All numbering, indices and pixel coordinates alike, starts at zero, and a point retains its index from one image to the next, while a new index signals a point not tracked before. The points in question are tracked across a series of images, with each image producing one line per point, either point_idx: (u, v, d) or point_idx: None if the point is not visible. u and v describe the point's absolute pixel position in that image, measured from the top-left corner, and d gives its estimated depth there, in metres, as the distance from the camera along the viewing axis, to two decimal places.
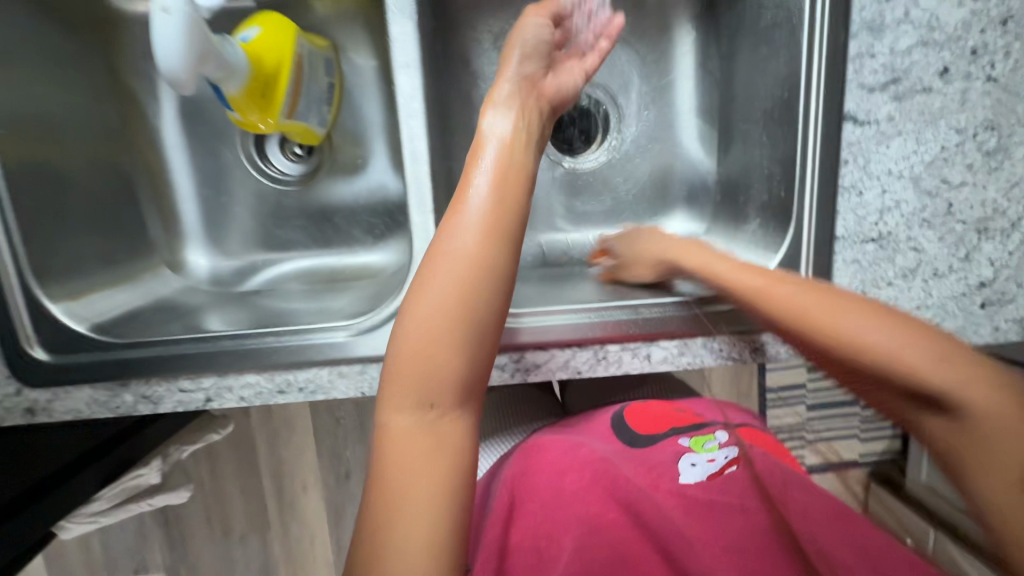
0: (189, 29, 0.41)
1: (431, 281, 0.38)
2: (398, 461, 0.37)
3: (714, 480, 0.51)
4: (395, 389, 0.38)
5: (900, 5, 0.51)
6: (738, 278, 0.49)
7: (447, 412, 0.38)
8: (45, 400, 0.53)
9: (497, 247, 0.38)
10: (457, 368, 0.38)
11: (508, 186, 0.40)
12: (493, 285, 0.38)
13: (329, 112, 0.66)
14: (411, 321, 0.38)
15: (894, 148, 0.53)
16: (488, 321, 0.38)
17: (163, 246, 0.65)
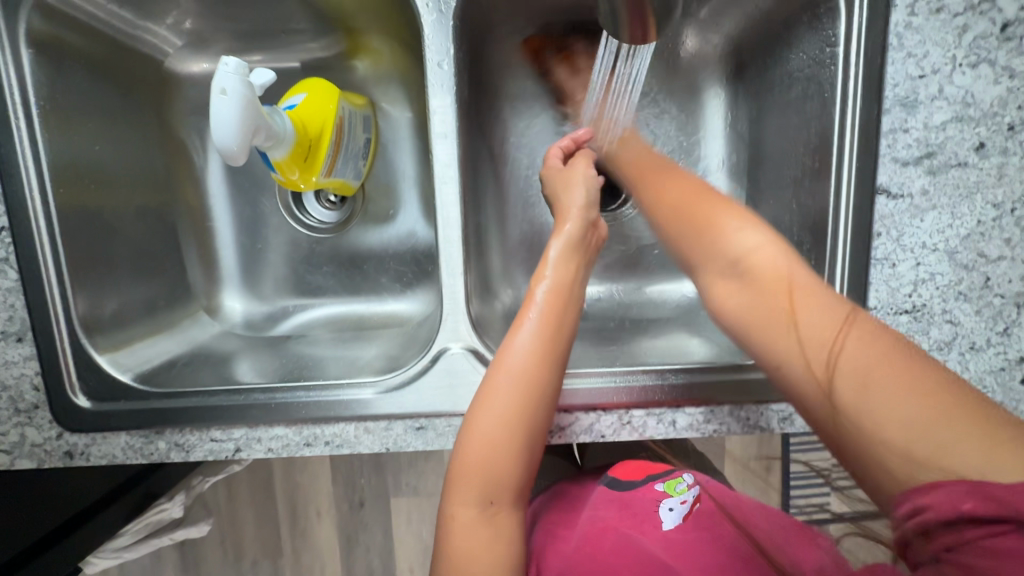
0: (244, 108, 0.44)
1: (492, 395, 0.46)
2: (461, 545, 0.44)
3: (687, 519, 0.57)
4: (460, 485, 0.45)
5: (934, 81, 0.51)
6: (705, 228, 0.48)
7: (504, 508, 0.46)
8: (83, 445, 0.55)
9: (547, 367, 0.47)
10: (513, 469, 0.46)
11: (559, 313, 0.49)
12: (544, 397, 0.47)
13: (365, 165, 0.67)
14: (474, 436, 0.46)
15: (928, 222, 0.53)
16: (539, 421, 0.47)
17: (201, 291, 0.68)
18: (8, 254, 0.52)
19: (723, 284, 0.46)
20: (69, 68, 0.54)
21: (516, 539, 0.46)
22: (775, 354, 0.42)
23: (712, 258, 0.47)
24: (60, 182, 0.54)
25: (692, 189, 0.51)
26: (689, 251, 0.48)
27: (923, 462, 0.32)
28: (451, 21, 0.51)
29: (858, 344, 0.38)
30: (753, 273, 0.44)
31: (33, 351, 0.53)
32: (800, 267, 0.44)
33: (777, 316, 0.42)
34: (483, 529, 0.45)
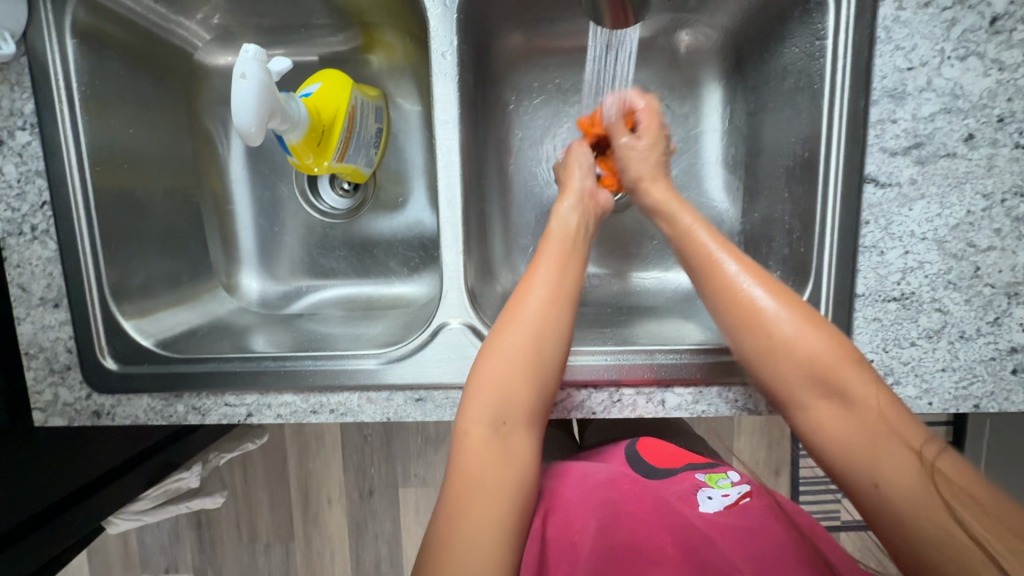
0: (262, 91, 0.48)
1: (517, 318, 0.50)
2: (472, 460, 0.46)
3: (731, 507, 0.54)
4: (478, 402, 0.48)
5: (923, 74, 0.52)
6: (767, 301, 0.49)
7: (516, 429, 0.48)
8: (110, 405, 0.60)
9: (563, 299, 0.51)
10: (532, 391, 0.49)
11: (571, 256, 0.54)
12: (563, 320, 0.51)
13: (376, 153, 0.71)
14: (489, 371, 0.49)
15: (917, 211, 0.54)
16: (550, 361, 0.50)
17: (221, 269, 0.72)
18: (49, 226, 0.57)
19: (755, 344, 0.49)
20: (108, 57, 0.59)
21: (528, 466, 0.47)
22: (837, 436, 0.45)
23: (744, 318, 0.49)
24: (97, 162, 0.58)
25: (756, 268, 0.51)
26: (727, 317, 0.51)
27: (935, 509, 0.37)
28: (456, 15, 0.54)
29: (881, 408, 0.44)
30: (790, 339, 0.48)
31: (68, 316, 0.58)
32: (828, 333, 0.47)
33: (825, 385, 0.46)
34: (494, 447, 0.46)
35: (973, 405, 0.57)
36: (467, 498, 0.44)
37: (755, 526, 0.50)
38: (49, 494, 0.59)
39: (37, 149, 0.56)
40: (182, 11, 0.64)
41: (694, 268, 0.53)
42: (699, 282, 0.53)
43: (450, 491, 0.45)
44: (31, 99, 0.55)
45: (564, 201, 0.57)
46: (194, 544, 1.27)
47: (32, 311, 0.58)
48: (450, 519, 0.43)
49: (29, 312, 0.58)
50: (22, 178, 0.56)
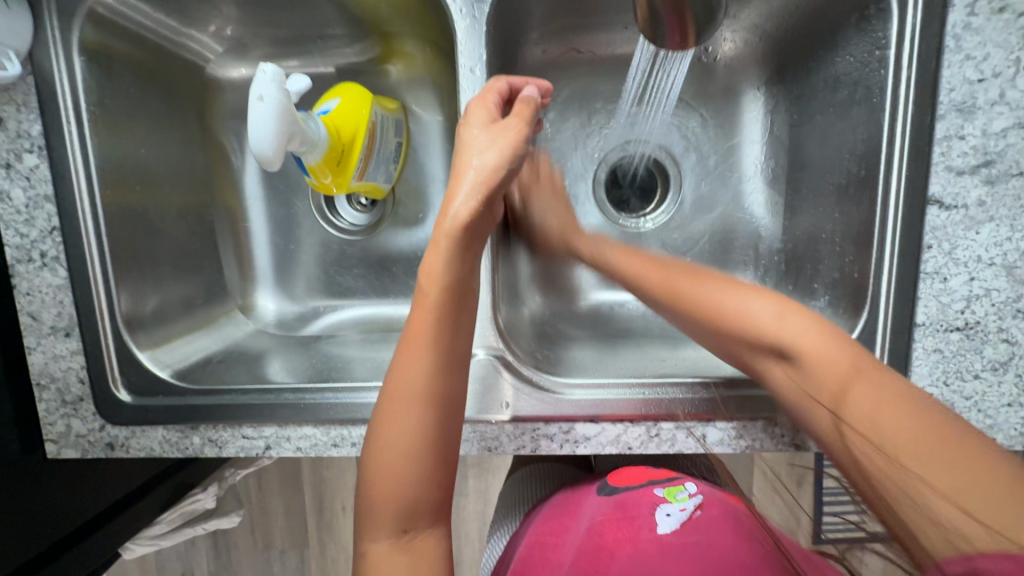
0: (280, 115, 0.44)
1: (397, 417, 0.44)
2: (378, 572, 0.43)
3: (686, 526, 0.50)
4: (378, 514, 0.44)
5: (995, 85, 0.47)
6: (766, 325, 0.48)
7: (422, 530, 0.45)
8: (124, 437, 0.57)
9: (441, 370, 0.45)
10: (429, 483, 0.44)
11: (445, 310, 0.45)
12: (432, 387, 0.44)
13: (395, 168, 0.68)
14: (381, 467, 0.44)
15: (984, 234, 0.50)
16: (432, 425, 0.44)
17: (236, 290, 0.70)
18: (58, 253, 0.54)
19: (778, 372, 0.48)
20: (117, 74, 0.56)
21: (441, 556, 0.45)
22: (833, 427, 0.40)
23: (754, 347, 0.49)
24: (107, 185, 0.55)
25: (778, 301, 0.50)
26: (714, 329, 0.51)
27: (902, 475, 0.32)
28: (485, 27, 0.50)
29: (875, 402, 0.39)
30: (802, 360, 0.45)
31: (80, 346, 0.56)
32: (824, 341, 0.45)
33: (831, 397, 0.42)
34: (397, 556, 0.43)
35: None
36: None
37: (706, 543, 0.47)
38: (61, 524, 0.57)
39: (45, 173, 0.53)
40: (194, 23, 0.61)
41: (689, 312, 0.53)
42: (680, 319, 0.54)
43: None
44: (38, 120, 0.52)
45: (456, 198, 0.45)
46: (209, 555, 1.26)
47: (43, 341, 0.56)
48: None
49: (40, 341, 0.56)
50: (30, 204, 0.53)
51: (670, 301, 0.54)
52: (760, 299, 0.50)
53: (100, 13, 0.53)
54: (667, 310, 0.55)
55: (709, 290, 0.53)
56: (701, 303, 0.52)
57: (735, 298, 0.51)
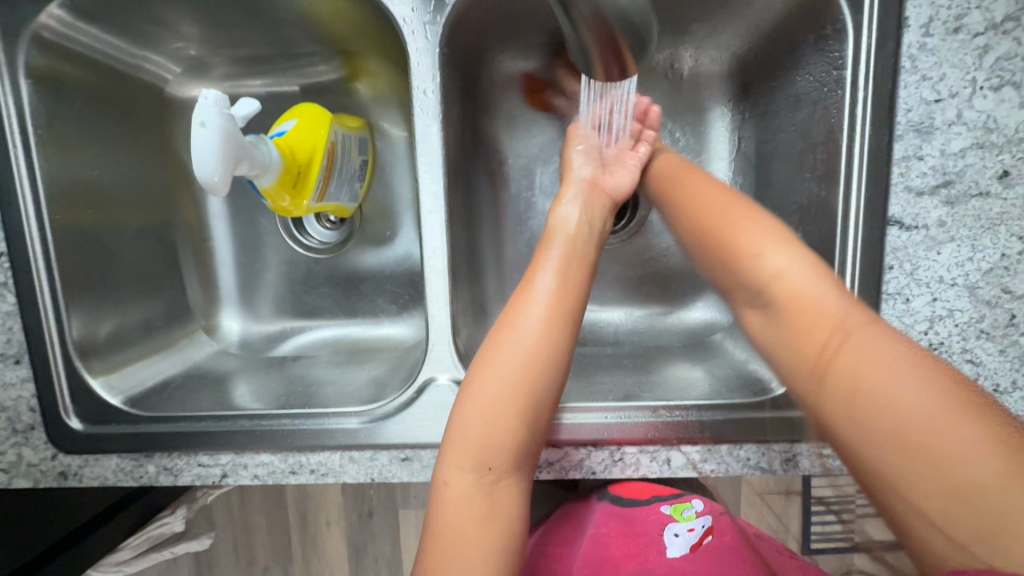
0: (225, 140, 0.43)
1: (491, 367, 0.45)
2: (453, 512, 0.44)
3: (695, 550, 0.57)
4: (457, 448, 0.45)
5: (952, 105, 0.47)
6: (759, 261, 0.42)
7: (504, 476, 0.45)
8: (76, 466, 0.56)
9: (556, 347, 0.45)
10: (514, 429, 0.44)
11: (557, 329, 0.46)
12: (552, 373, 0.45)
13: (360, 187, 0.67)
14: (462, 412, 0.45)
15: (946, 255, 0.49)
16: (545, 393, 0.45)
17: (201, 311, 0.69)
18: (7, 279, 0.53)
19: (755, 318, 0.43)
20: (69, 96, 0.55)
21: (524, 502, 0.46)
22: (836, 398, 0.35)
23: (754, 296, 0.43)
24: (58, 209, 0.54)
25: (742, 207, 0.46)
26: (709, 259, 0.46)
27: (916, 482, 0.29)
28: (439, 49, 0.50)
29: (911, 379, 0.33)
30: (785, 307, 0.40)
31: (29, 374, 0.54)
32: (839, 301, 0.39)
33: (822, 355, 0.37)
34: (480, 494, 0.44)
35: None
36: (449, 543, 0.43)
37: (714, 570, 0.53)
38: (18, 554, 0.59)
39: None
40: (150, 43, 0.60)
41: (691, 226, 0.48)
42: (679, 226, 0.50)
43: (434, 535, 0.44)
44: None
45: (567, 202, 0.52)
46: None
47: None
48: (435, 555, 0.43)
49: None
50: None
51: (718, 248, 0.45)
52: (759, 218, 0.45)
53: (48, 37, 0.52)
54: (682, 225, 0.49)
55: (692, 189, 0.50)
56: (705, 225, 0.46)
57: (695, 212, 0.48)
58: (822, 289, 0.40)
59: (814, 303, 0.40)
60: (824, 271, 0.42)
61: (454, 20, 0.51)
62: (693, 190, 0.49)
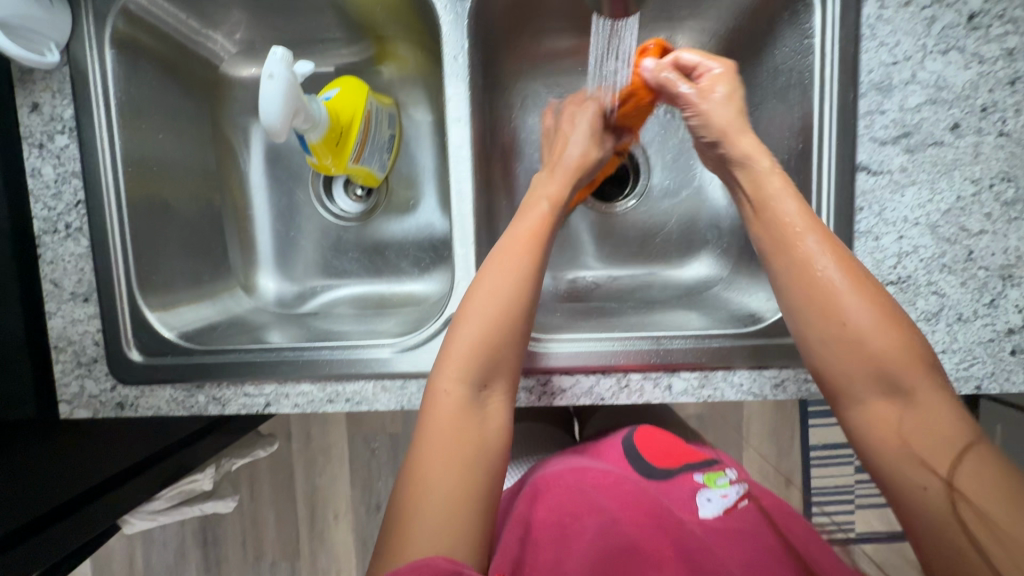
0: (288, 90, 0.51)
1: (478, 296, 0.53)
2: (444, 423, 0.49)
3: (729, 512, 0.59)
4: (451, 361, 0.51)
5: (907, 67, 0.55)
6: (903, 364, 0.44)
7: (493, 391, 0.52)
8: (133, 396, 0.62)
9: (523, 293, 0.53)
10: (510, 352, 0.52)
11: (532, 276, 0.53)
12: (525, 303, 0.53)
13: (388, 157, 0.74)
14: (461, 331, 0.52)
15: (909, 197, 0.56)
16: (519, 337, 0.52)
17: (240, 270, 0.75)
18: (81, 224, 0.60)
19: (879, 405, 0.45)
20: (142, 67, 0.63)
21: (504, 421, 0.52)
22: (906, 476, 0.42)
23: (877, 380, 0.45)
24: (128, 164, 0.61)
25: (874, 291, 0.47)
26: (805, 318, 0.48)
27: (949, 519, 0.40)
28: (466, 22, 0.58)
29: (980, 471, 0.41)
30: (904, 382, 0.44)
31: (97, 310, 0.61)
32: (948, 413, 0.43)
33: (914, 446, 0.43)
34: (471, 406, 0.50)
35: (975, 386, 0.58)
36: (441, 452, 0.48)
37: (749, 534, 0.56)
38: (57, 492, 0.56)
39: (74, 151, 0.59)
40: (209, 26, 0.68)
41: (799, 296, 0.48)
42: (782, 279, 0.50)
43: (421, 452, 0.48)
44: (71, 105, 0.59)
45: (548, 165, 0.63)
46: (200, 561, 1.27)
47: (62, 306, 0.61)
48: (424, 465, 0.47)
49: (60, 306, 0.61)
50: (60, 179, 0.59)
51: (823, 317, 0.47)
52: (864, 297, 0.46)
53: (131, 9, 0.60)
54: (780, 271, 0.50)
55: (814, 264, 0.48)
56: (820, 290, 0.47)
57: (842, 280, 0.47)
58: (896, 305, 0.47)
59: (905, 331, 0.45)
60: (894, 312, 0.46)
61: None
62: (785, 215, 0.50)
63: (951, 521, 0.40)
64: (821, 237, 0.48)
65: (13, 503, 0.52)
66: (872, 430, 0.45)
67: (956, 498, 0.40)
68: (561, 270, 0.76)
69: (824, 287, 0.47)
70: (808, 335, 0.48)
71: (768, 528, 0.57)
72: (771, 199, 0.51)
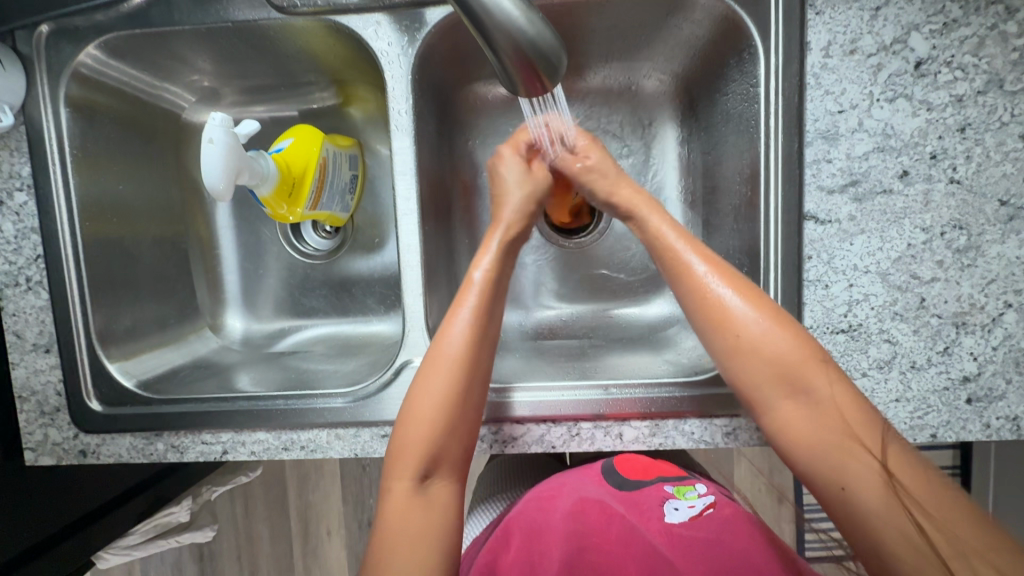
0: (229, 152, 0.52)
1: (429, 386, 0.51)
2: (398, 514, 0.48)
3: (695, 519, 0.59)
4: (401, 461, 0.50)
5: (854, 115, 0.54)
6: (805, 368, 0.46)
7: (439, 478, 0.50)
8: (95, 444, 0.63)
9: (472, 380, 0.52)
10: (450, 447, 0.51)
11: (477, 352, 0.52)
12: (475, 389, 0.52)
13: (351, 198, 0.75)
14: (410, 415, 0.51)
15: (858, 245, 0.56)
16: (470, 402, 0.52)
17: (208, 311, 0.77)
18: (42, 278, 0.61)
19: (790, 409, 0.46)
20: (99, 122, 0.64)
21: (450, 509, 0.50)
22: (831, 476, 0.43)
23: (781, 383, 0.46)
24: (87, 217, 0.63)
25: (767, 307, 0.48)
26: (705, 332, 0.50)
27: (896, 512, 0.40)
28: (412, 76, 0.58)
29: (901, 459, 0.42)
30: (811, 387, 0.45)
31: (58, 361, 0.62)
32: (856, 403, 0.45)
33: (837, 434, 0.44)
34: (416, 499, 0.49)
35: (929, 435, 0.57)
36: (390, 555, 0.47)
37: (719, 540, 0.56)
38: (32, 533, 0.60)
39: (32, 208, 0.61)
40: (170, 77, 0.69)
41: (698, 315, 0.50)
42: (684, 300, 0.51)
43: (380, 544, 0.48)
44: (28, 163, 0.60)
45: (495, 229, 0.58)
46: None
47: (25, 357, 0.62)
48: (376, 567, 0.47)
49: (23, 357, 0.62)
50: (19, 235, 0.61)
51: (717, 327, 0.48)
52: (757, 310, 0.48)
53: (85, 72, 0.61)
54: (684, 291, 0.51)
55: (707, 284, 0.49)
56: (709, 306, 0.49)
57: (735, 299, 0.48)
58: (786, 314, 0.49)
59: (795, 332, 0.47)
60: (786, 320, 0.48)
61: (425, 52, 0.60)
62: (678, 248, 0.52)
63: (898, 514, 0.40)
64: (705, 261, 0.50)
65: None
66: (792, 437, 0.46)
67: (892, 485, 0.41)
68: (527, 308, 0.76)
69: (703, 294, 0.49)
70: (716, 352, 0.49)
71: (740, 534, 0.56)
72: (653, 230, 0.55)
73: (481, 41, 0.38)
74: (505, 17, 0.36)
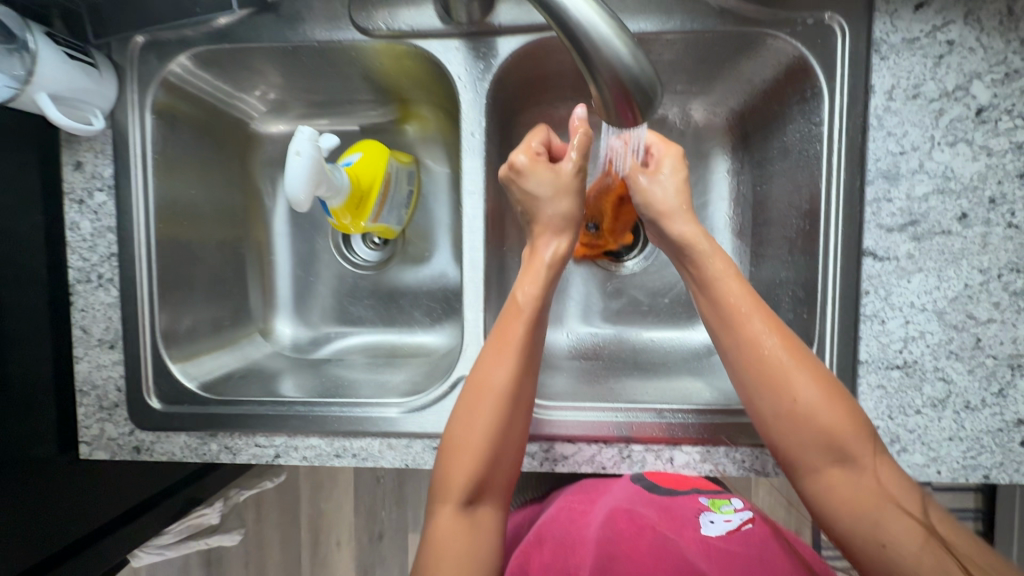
0: (314, 165, 0.56)
1: (486, 393, 0.52)
2: (444, 538, 0.50)
3: (734, 535, 0.59)
4: (451, 479, 0.51)
5: (915, 157, 0.56)
6: (850, 436, 0.47)
7: (485, 500, 0.52)
8: (149, 441, 0.64)
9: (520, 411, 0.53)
10: (499, 473, 0.53)
11: (521, 387, 0.53)
12: (522, 412, 0.54)
13: (406, 212, 0.77)
14: (468, 430, 0.52)
15: (916, 283, 0.57)
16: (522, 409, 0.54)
17: (258, 315, 0.78)
18: (112, 276, 0.63)
19: (834, 474, 0.48)
20: (178, 129, 0.67)
21: (495, 533, 0.52)
22: (871, 531, 0.45)
23: (828, 450, 0.48)
24: (160, 219, 0.65)
25: (821, 373, 0.50)
26: (757, 389, 0.50)
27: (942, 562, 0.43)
28: (485, 100, 0.61)
29: (940, 518, 0.46)
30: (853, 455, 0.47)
31: (121, 357, 0.64)
32: (898, 474, 0.47)
33: (877, 498, 0.46)
34: (463, 519, 0.51)
35: (982, 476, 0.57)
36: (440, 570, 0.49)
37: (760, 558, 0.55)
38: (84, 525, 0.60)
39: (111, 208, 0.63)
40: (244, 89, 0.72)
41: (750, 373, 0.51)
42: (735, 358, 0.52)
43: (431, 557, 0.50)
44: (111, 165, 0.63)
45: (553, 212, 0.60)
46: None
47: (89, 352, 0.64)
48: None
49: (87, 352, 0.64)
50: (96, 233, 0.63)
51: (772, 387, 0.49)
52: (815, 377, 0.49)
53: (172, 81, 0.64)
54: (734, 350, 0.52)
55: (762, 344, 0.51)
56: (766, 369, 0.50)
57: (792, 363, 0.50)
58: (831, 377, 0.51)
59: (842, 400, 0.49)
60: (835, 387, 0.49)
61: (498, 78, 0.62)
62: (732, 301, 0.53)
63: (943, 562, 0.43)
64: (764, 321, 0.51)
65: (52, 534, 0.57)
66: (832, 500, 0.48)
67: (935, 537, 0.44)
68: (570, 326, 0.77)
69: (757, 353, 0.51)
70: (764, 413, 0.50)
71: (777, 553, 0.56)
72: (717, 279, 0.54)
73: (585, 71, 0.40)
74: (613, 53, 0.38)
